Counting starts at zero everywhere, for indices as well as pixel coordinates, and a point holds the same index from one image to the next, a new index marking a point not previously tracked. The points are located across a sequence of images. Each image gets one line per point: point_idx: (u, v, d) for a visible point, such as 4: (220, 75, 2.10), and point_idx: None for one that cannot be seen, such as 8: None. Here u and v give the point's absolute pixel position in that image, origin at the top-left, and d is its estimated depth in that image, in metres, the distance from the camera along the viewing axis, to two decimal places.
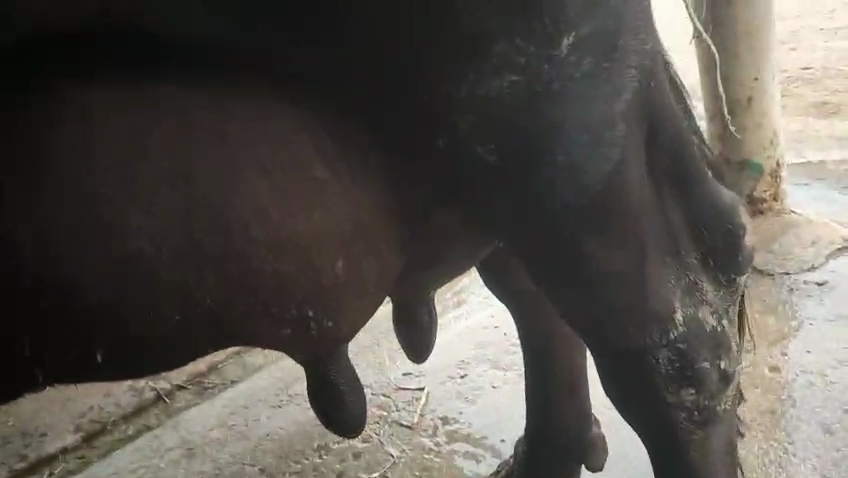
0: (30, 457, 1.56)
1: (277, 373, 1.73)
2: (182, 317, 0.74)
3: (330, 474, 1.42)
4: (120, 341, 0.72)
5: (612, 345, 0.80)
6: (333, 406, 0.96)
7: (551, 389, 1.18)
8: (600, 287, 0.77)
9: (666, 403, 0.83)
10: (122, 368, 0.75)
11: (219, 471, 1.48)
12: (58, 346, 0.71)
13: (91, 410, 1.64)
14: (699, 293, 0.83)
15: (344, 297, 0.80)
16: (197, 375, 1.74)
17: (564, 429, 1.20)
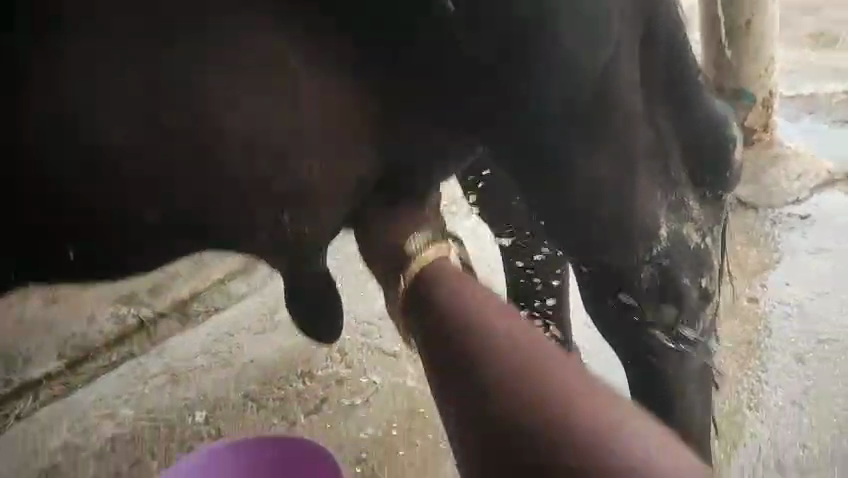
0: (14, 383, 1.55)
1: (261, 300, 1.73)
2: (162, 217, 0.71)
3: (314, 399, 1.44)
4: (95, 250, 0.71)
5: (594, 263, 0.74)
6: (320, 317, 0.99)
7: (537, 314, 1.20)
8: (585, 201, 0.70)
9: (643, 322, 0.80)
10: (100, 267, 0.73)
11: (203, 396, 1.48)
12: (32, 243, 0.68)
13: (73, 337, 1.64)
14: (684, 209, 0.78)
15: (320, 203, 0.77)
16: (181, 303, 1.74)
17: None
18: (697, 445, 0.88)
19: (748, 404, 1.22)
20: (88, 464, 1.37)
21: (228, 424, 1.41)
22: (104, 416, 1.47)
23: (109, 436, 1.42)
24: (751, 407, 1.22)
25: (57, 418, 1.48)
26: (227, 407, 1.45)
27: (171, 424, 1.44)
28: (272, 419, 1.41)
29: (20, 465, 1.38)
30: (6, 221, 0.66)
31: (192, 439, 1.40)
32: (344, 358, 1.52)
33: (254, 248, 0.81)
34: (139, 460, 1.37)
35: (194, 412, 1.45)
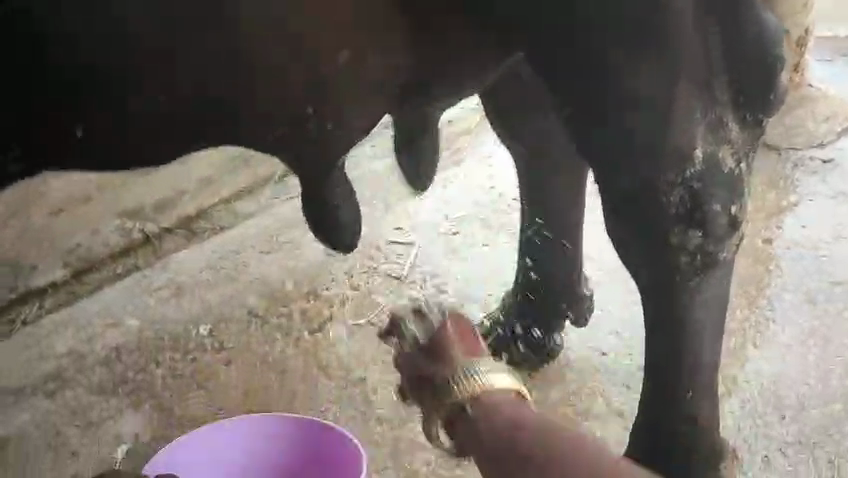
0: (21, 290, 1.57)
1: (268, 219, 1.72)
2: (164, 100, 0.76)
3: (319, 318, 1.44)
4: (111, 134, 0.77)
5: (625, 174, 0.77)
6: (332, 227, 0.98)
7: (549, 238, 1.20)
8: (622, 107, 0.74)
9: (665, 244, 0.80)
10: (100, 151, 0.78)
11: (209, 311, 1.48)
12: (40, 114, 0.74)
13: (79, 248, 1.62)
14: (722, 131, 0.78)
15: (343, 99, 0.82)
16: (187, 221, 1.74)
17: (557, 280, 1.24)
18: (706, 384, 0.87)
19: (754, 342, 1.23)
20: (93, 370, 1.37)
21: (233, 338, 1.42)
22: (109, 324, 1.47)
23: (114, 345, 1.42)
24: (756, 344, 1.22)
25: (62, 324, 1.47)
26: (232, 322, 1.45)
27: (176, 335, 1.44)
28: (277, 335, 1.42)
29: (26, 368, 1.39)
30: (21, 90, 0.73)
31: (196, 350, 1.40)
32: (349, 280, 1.52)
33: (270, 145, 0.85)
34: (144, 367, 1.37)
35: (199, 325, 1.45)
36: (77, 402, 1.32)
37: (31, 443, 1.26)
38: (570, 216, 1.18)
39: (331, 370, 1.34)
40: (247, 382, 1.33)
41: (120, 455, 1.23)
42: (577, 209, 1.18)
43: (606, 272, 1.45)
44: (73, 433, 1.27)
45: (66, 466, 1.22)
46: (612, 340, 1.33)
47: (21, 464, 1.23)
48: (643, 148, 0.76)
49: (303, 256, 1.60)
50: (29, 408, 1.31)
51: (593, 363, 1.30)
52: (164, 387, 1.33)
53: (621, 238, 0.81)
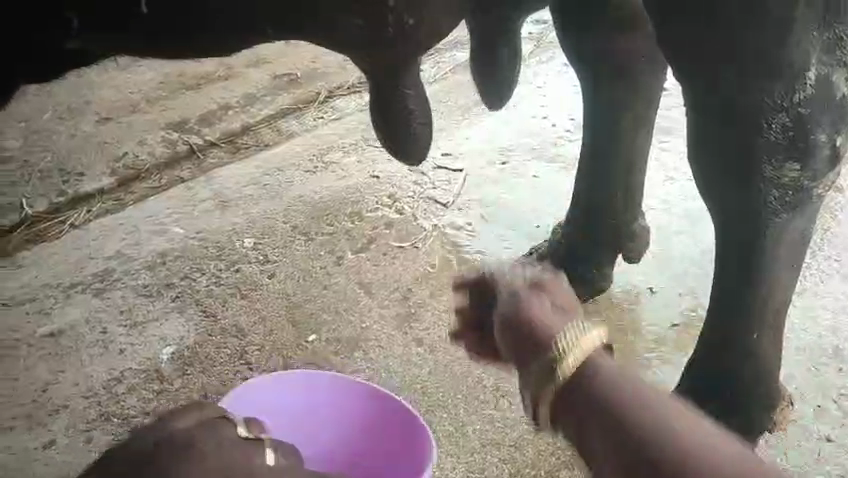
0: (69, 194, 1.56)
1: (311, 140, 1.69)
2: None
3: (363, 239, 1.44)
4: (169, 15, 0.73)
5: (727, 89, 0.81)
6: (398, 131, 0.97)
7: (611, 165, 1.19)
8: (735, 19, 0.78)
9: (761, 179, 0.85)
10: (164, 34, 0.74)
11: (253, 224, 1.48)
12: None
13: (125, 156, 1.64)
14: (840, 55, 0.79)
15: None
16: (232, 135, 1.70)
17: (613, 210, 1.23)
18: (773, 310, 0.94)
19: (812, 284, 1.32)
20: (140, 273, 1.40)
21: (276, 251, 1.43)
22: (155, 232, 1.48)
23: (159, 251, 1.43)
24: (814, 284, 1.31)
25: (109, 229, 1.49)
26: (275, 236, 1.46)
27: (220, 245, 1.44)
28: (320, 252, 1.42)
29: (74, 268, 1.42)
30: None
31: (240, 261, 1.41)
32: (394, 204, 1.51)
33: (343, 43, 0.82)
34: (189, 274, 1.39)
35: (244, 238, 1.45)
36: (125, 302, 1.35)
37: (80, 339, 1.29)
38: (635, 144, 1.18)
39: (374, 289, 1.35)
40: (290, 295, 1.35)
41: (165, 357, 1.26)
42: (642, 134, 1.18)
43: (662, 210, 1.45)
44: (121, 332, 1.30)
45: (115, 362, 1.26)
46: (660, 278, 1.33)
47: (71, 356, 1.27)
48: (750, 89, 0.80)
49: (348, 178, 1.58)
50: (79, 306, 1.35)
51: (635, 296, 1.31)
52: (209, 293, 1.35)
53: (701, 175, 0.89)
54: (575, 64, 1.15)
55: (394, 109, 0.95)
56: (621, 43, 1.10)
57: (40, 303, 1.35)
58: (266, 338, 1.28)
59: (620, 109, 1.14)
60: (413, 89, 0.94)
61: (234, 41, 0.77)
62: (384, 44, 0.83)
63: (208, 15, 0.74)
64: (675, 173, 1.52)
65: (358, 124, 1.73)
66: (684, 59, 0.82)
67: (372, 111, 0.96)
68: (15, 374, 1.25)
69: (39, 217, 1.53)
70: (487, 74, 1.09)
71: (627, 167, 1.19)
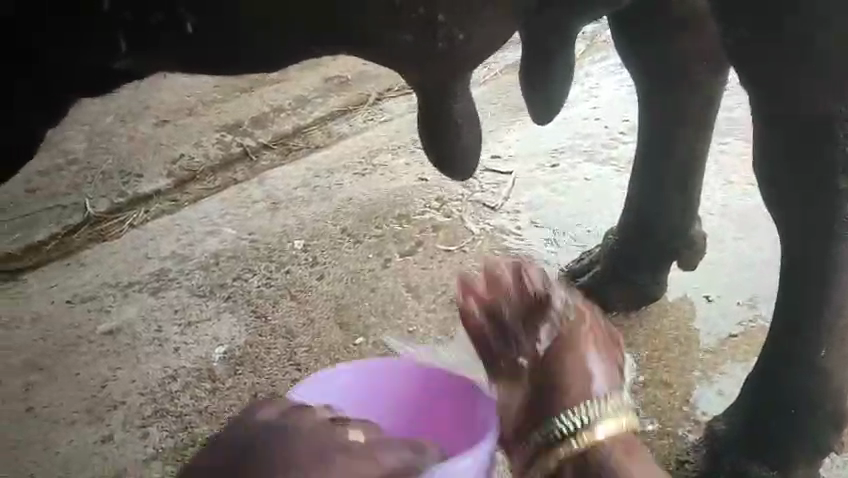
0: (129, 195, 1.61)
1: (361, 142, 1.70)
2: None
3: (410, 242, 1.44)
4: (213, 35, 0.74)
5: (802, 96, 0.82)
6: (445, 140, 0.97)
7: (668, 174, 1.16)
8: (813, 28, 0.79)
9: (835, 189, 0.85)
10: (210, 52, 0.75)
11: (303, 226, 1.50)
12: (144, 8, 0.70)
13: (181, 158, 1.68)
14: None
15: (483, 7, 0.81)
16: (284, 137, 1.73)
17: (669, 220, 1.20)
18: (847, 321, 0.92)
19: None
20: (194, 273, 1.43)
21: (325, 253, 1.44)
22: (209, 233, 1.51)
23: (213, 252, 1.47)
24: None
25: (165, 230, 1.53)
26: (324, 238, 1.47)
27: (271, 247, 1.47)
28: (368, 255, 1.43)
29: (132, 268, 1.46)
30: None
31: (290, 263, 1.43)
32: (442, 207, 1.50)
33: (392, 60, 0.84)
34: (242, 274, 1.42)
35: (294, 240, 1.47)
36: (179, 302, 1.38)
37: (137, 336, 1.33)
38: (695, 151, 1.14)
39: (421, 293, 1.35)
40: (339, 297, 1.36)
41: (217, 357, 1.29)
42: (701, 142, 1.14)
43: (721, 215, 1.40)
44: (176, 331, 1.34)
45: (170, 361, 1.29)
46: (719, 286, 1.29)
47: (129, 354, 1.31)
48: (827, 97, 0.81)
49: (397, 180, 1.58)
50: (136, 304, 1.39)
51: (692, 305, 1.27)
52: (260, 294, 1.38)
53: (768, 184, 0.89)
54: (631, 68, 1.12)
55: (442, 117, 0.94)
56: (681, 44, 1.07)
57: (100, 301, 1.40)
58: (314, 340, 1.29)
59: (679, 117, 1.11)
60: (462, 100, 0.94)
61: (276, 54, 0.77)
62: (438, 57, 0.84)
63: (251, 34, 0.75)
64: (735, 176, 1.46)
65: (407, 127, 1.73)
66: (751, 69, 0.84)
67: (419, 119, 0.96)
68: (76, 369, 1.30)
69: (100, 217, 1.58)
70: (539, 85, 1.04)
71: (683, 175, 1.16)
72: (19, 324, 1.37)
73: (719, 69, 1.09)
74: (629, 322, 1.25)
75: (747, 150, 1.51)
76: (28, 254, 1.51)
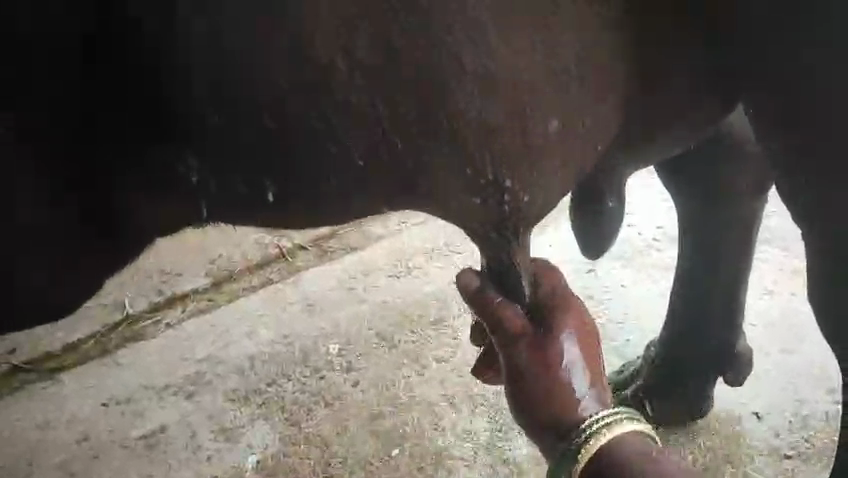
0: (168, 294, 1.65)
1: (396, 244, 1.73)
2: (344, 169, 0.75)
3: (446, 348, 1.44)
4: (286, 203, 0.78)
5: None
6: None
7: (710, 300, 1.16)
8: None
9: None
10: (287, 213, 0.79)
11: (339, 329, 1.51)
12: (223, 181, 0.76)
13: (220, 258, 1.72)
14: None
15: (548, 161, 0.78)
16: (320, 238, 1.77)
17: (711, 345, 1.19)
18: None
19: None
20: (230, 377, 1.43)
21: (361, 358, 1.43)
22: (246, 334, 1.52)
23: (249, 354, 1.47)
24: None
25: (203, 330, 1.55)
26: (359, 342, 1.47)
27: (306, 351, 1.47)
28: (403, 361, 1.42)
29: (169, 370, 1.47)
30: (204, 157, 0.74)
31: (326, 368, 1.42)
32: None
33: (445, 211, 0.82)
34: (275, 379, 1.41)
35: (329, 343, 1.48)
36: (214, 407, 1.38)
37: (171, 442, 1.32)
38: (738, 279, 1.15)
39: (457, 402, 1.33)
40: (374, 404, 1.34)
41: (250, 466, 1.27)
42: (743, 269, 1.15)
43: (766, 326, 1.38)
44: (209, 437, 1.33)
45: (203, 468, 1.28)
46: (767, 400, 1.27)
47: (161, 461, 1.30)
48: None
49: (431, 283, 1.60)
50: (171, 408, 1.39)
51: (736, 419, 1.25)
52: (294, 400, 1.37)
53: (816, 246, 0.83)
54: (675, 188, 1.13)
55: None
56: (723, 169, 1.08)
57: (136, 403, 1.40)
58: (349, 449, 1.27)
59: (722, 244, 1.12)
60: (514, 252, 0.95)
61: (327, 213, 0.79)
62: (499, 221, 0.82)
63: (324, 199, 0.78)
64: (773, 285, 1.45)
65: (440, 229, 1.76)
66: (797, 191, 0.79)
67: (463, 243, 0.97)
68: (107, 476, 1.28)
69: (136, 316, 1.60)
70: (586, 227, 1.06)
71: (727, 301, 1.16)
72: (53, 427, 1.37)
73: (760, 194, 1.10)
74: (677, 438, 1.23)
75: (785, 259, 1.50)
76: (65, 353, 1.53)
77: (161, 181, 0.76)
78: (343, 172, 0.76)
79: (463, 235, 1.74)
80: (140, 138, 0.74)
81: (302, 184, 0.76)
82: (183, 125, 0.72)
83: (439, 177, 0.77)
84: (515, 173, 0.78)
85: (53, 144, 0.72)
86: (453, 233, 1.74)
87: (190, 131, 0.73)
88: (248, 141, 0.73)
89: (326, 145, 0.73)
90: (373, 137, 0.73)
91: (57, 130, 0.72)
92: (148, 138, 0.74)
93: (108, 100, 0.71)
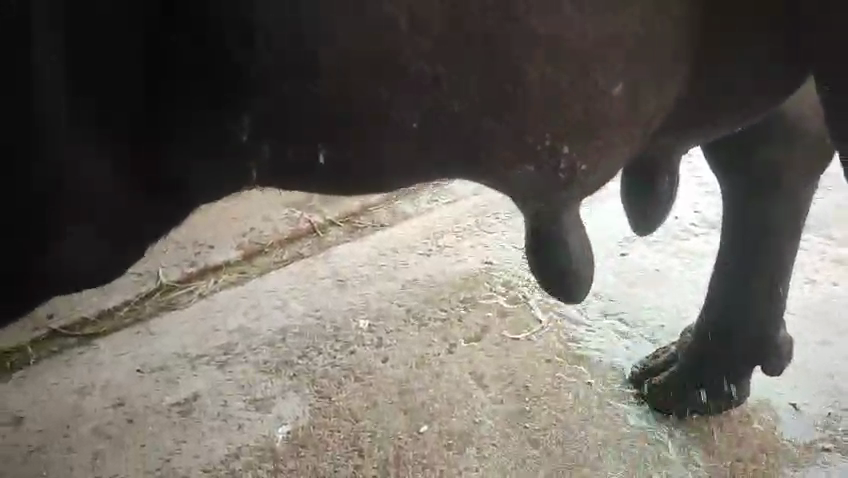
0: (201, 265, 1.67)
1: (427, 222, 1.72)
2: (400, 133, 0.75)
3: (475, 327, 1.44)
4: (338, 168, 0.77)
5: None
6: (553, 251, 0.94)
7: (755, 284, 1.13)
8: None
9: None
10: (337, 179, 0.78)
11: (368, 305, 1.52)
12: (278, 140, 0.75)
13: (253, 232, 1.74)
14: None
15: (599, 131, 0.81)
16: (351, 215, 1.77)
17: (756, 331, 1.16)
18: None
19: None
20: (261, 349, 1.45)
21: (390, 334, 1.44)
22: (277, 307, 1.54)
23: (280, 327, 1.49)
24: None
25: (235, 301, 1.57)
26: (388, 318, 1.48)
27: (336, 325, 1.48)
28: (432, 339, 1.42)
29: (201, 339, 1.49)
30: (261, 115, 0.74)
31: (355, 342, 1.43)
32: (507, 292, 1.51)
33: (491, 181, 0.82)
34: (306, 352, 1.43)
35: (359, 318, 1.49)
36: (245, 377, 1.40)
37: (203, 410, 1.35)
38: (785, 264, 1.12)
39: (486, 382, 1.33)
40: (403, 381, 1.35)
41: (280, 436, 1.29)
42: (790, 253, 1.12)
43: (805, 316, 1.36)
44: (240, 406, 1.35)
45: (234, 437, 1.30)
46: (806, 394, 1.25)
47: (194, 428, 1.32)
48: None
49: (462, 262, 1.60)
50: (203, 377, 1.41)
51: (774, 409, 1.24)
52: (324, 373, 1.38)
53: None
54: (724, 178, 1.11)
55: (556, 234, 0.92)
56: (776, 156, 1.05)
57: (169, 371, 1.43)
58: (377, 424, 1.28)
59: (769, 226, 1.09)
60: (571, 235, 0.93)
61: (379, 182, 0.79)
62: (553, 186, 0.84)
63: (377, 164, 0.77)
64: (812, 274, 1.43)
65: (471, 210, 1.75)
66: None
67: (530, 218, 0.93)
68: (142, 441, 1.31)
69: (170, 285, 1.63)
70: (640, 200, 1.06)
71: (770, 285, 1.13)
72: (91, 392, 1.40)
73: (811, 185, 1.07)
74: (709, 428, 1.22)
75: (826, 249, 1.47)
76: (101, 320, 1.57)
77: (219, 146, 0.76)
78: (397, 141, 0.76)
79: (494, 216, 1.73)
80: (201, 99, 0.74)
81: (354, 155, 0.76)
82: (245, 85, 0.72)
83: (494, 145, 0.78)
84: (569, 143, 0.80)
85: (114, 96, 0.72)
86: (484, 213, 1.73)
87: (251, 87, 0.72)
88: (308, 104, 0.73)
89: (381, 114, 0.74)
90: (430, 102, 0.74)
91: (120, 84, 0.72)
92: (207, 94, 0.73)
93: (176, 56, 0.72)
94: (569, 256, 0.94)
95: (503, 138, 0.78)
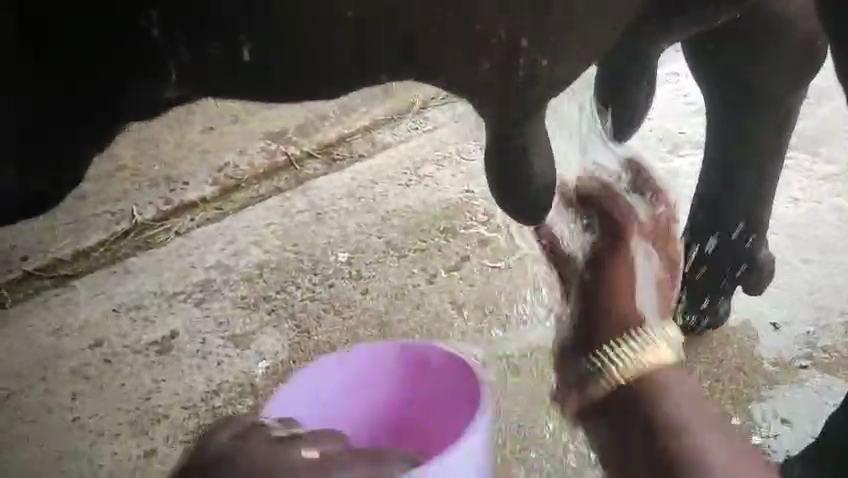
0: (174, 202, 1.62)
1: (406, 151, 1.67)
2: (340, 24, 0.63)
3: (456, 257, 1.41)
4: (276, 61, 0.65)
5: None
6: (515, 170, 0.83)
7: (735, 196, 1.12)
8: None
9: None
10: (274, 71, 0.66)
11: (347, 237, 1.48)
12: (200, 28, 0.63)
13: (227, 166, 1.67)
14: None
15: (575, 22, 0.69)
16: (327, 145, 1.71)
17: (736, 244, 1.15)
18: None
19: None
20: (238, 285, 1.42)
21: (371, 266, 1.41)
22: (254, 242, 1.50)
23: (257, 262, 1.46)
24: None
25: (210, 238, 1.53)
26: (368, 251, 1.45)
27: (315, 259, 1.45)
28: (412, 270, 1.40)
29: (177, 277, 1.46)
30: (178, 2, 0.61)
31: (334, 276, 1.41)
32: (489, 221, 1.48)
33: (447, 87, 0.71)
34: (284, 287, 1.40)
35: (338, 252, 1.45)
36: (223, 313, 1.38)
37: (182, 348, 1.33)
38: (767, 175, 1.10)
39: (468, 311, 1.32)
40: (383, 313, 1.33)
41: (260, 371, 1.28)
42: (771, 164, 1.09)
43: (791, 235, 1.34)
44: (218, 343, 1.33)
45: (213, 373, 1.29)
46: (790, 313, 1.24)
47: (173, 366, 1.31)
48: None
49: (442, 192, 1.55)
50: (181, 315, 1.39)
51: (754, 330, 1.23)
52: (303, 307, 1.36)
53: None
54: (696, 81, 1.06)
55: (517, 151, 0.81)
56: (745, 61, 1.01)
57: (145, 310, 1.40)
58: None
59: (748, 138, 1.07)
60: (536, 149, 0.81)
61: (320, 84, 0.68)
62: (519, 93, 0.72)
63: (319, 58, 0.66)
64: (798, 193, 1.40)
65: (452, 137, 1.69)
66: None
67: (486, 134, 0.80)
68: (120, 380, 1.30)
69: (146, 224, 1.58)
70: None
71: (751, 197, 1.11)
72: (67, 332, 1.38)
73: (784, 95, 1.03)
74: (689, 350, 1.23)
75: (813, 168, 1.44)
76: (75, 261, 1.52)
77: (135, 51, 0.64)
78: (329, 34, 0.64)
79: (475, 143, 1.67)
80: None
81: (287, 45, 0.64)
82: None
83: (445, 46, 0.66)
84: (538, 38, 0.68)
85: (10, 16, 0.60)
86: (464, 141, 1.68)
87: None
88: None
89: (333, 17, 0.63)
90: None
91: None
92: None
93: None
94: (535, 188, 0.86)
95: (456, 37, 0.66)
